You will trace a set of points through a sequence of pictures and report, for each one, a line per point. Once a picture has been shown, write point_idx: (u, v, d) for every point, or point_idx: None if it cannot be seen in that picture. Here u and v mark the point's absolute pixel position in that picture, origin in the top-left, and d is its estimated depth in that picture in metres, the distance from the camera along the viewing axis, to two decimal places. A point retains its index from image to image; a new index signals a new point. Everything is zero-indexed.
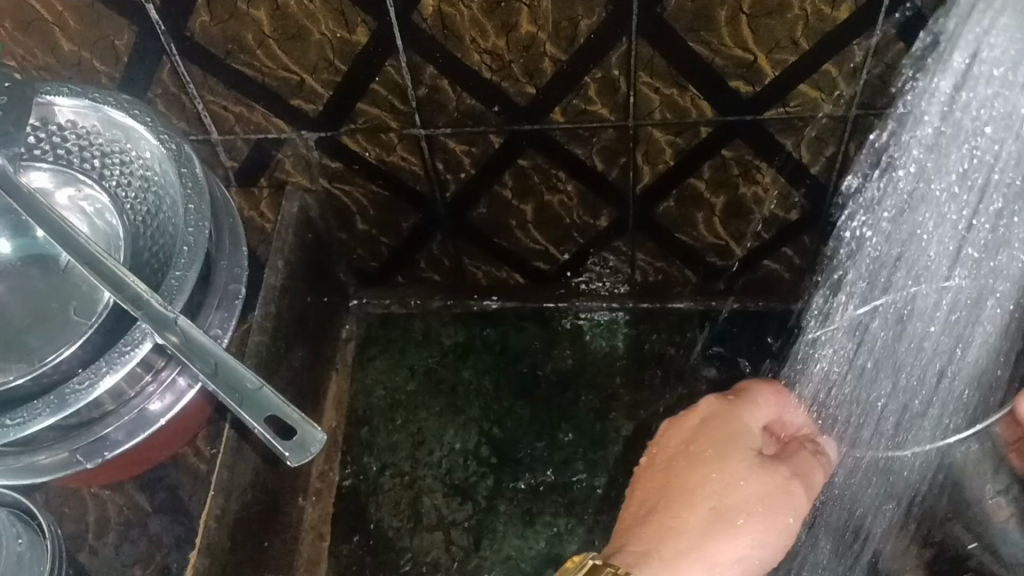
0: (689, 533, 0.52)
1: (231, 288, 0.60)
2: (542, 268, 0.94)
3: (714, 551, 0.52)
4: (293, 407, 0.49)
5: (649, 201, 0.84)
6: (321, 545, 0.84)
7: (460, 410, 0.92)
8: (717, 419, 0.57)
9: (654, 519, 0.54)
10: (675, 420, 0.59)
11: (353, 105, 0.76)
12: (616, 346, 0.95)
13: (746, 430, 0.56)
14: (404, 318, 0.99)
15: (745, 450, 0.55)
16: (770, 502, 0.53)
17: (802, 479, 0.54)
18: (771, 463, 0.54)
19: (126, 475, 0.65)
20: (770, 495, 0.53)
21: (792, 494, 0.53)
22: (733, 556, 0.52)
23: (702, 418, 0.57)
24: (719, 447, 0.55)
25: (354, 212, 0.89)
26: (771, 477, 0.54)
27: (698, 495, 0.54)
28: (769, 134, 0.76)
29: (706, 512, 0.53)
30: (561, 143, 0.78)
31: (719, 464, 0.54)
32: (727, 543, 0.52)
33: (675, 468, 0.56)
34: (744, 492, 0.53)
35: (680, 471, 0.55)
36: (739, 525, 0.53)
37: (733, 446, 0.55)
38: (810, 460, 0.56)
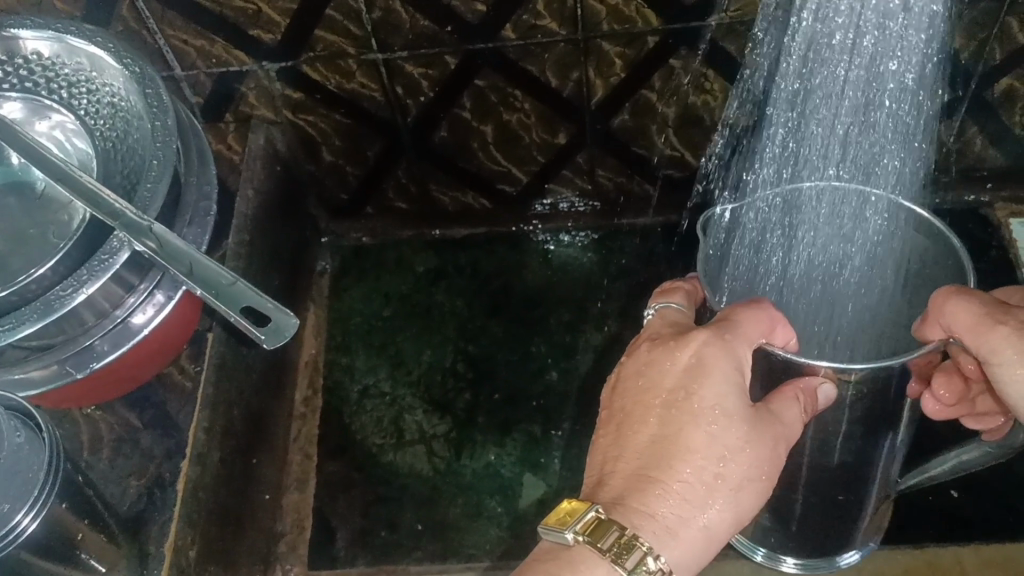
0: (680, 502, 0.46)
1: (202, 205, 0.63)
2: (506, 190, 0.97)
3: (709, 515, 0.47)
4: (266, 297, 0.53)
5: (605, 114, 0.87)
6: (309, 464, 0.88)
7: (435, 331, 0.95)
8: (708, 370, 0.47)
9: (647, 477, 0.46)
10: (654, 353, 0.49)
11: (310, 31, 0.78)
12: (583, 261, 0.99)
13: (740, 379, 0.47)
14: (377, 250, 1.02)
15: (737, 407, 0.47)
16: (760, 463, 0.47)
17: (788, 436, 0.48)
18: (762, 421, 0.47)
19: (116, 393, 0.68)
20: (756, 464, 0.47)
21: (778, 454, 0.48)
22: (720, 519, 0.47)
23: (694, 362, 0.47)
24: (713, 403, 0.46)
25: (320, 143, 0.91)
26: (762, 434, 0.47)
27: (694, 459, 0.46)
28: (713, 41, 0.79)
29: (696, 479, 0.46)
30: (515, 60, 0.81)
31: (710, 417, 0.46)
32: (716, 511, 0.47)
33: (662, 423, 0.47)
34: (733, 461, 0.46)
35: (670, 428, 0.47)
36: (732, 492, 0.47)
37: (727, 401, 0.47)
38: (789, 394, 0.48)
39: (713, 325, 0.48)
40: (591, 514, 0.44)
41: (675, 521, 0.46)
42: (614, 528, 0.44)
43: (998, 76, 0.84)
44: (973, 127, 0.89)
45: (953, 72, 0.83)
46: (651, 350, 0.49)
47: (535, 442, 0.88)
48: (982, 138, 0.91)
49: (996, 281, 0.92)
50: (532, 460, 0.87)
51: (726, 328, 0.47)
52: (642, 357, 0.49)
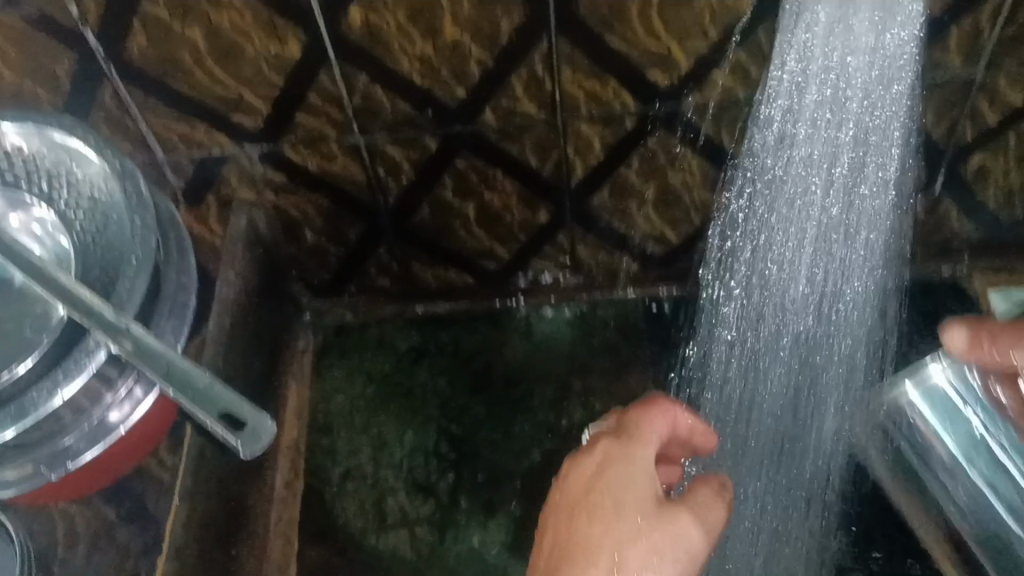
0: None
1: (181, 296, 0.63)
2: (487, 266, 0.98)
3: None
4: (242, 400, 0.54)
5: (584, 193, 0.88)
6: (291, 550, 0.86)
7: (418, 410, 0.94)
8: (614, 468, 0.57)
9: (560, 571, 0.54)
10: (575, 465, 0.59)
11: (291, 116, 0.79)
12: (566, 337, 0.98)
13: (640, 472, 0.57)
14: (359, 326, 1.01)
15: (637, 498, 0.56)
16: (664, 550, 0.55)
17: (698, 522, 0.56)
18: (667, 510, 0.56)
19: (91, 489, 0.66)
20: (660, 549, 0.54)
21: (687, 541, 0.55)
22: None
23: (598, 465, 0.57)
24: (617, 493, 0.56)
25: (302, 223, 0.91)
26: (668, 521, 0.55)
27: (601, 546, 0.54)
28: (691, 121, 0.80)
29: (606, 566, 0.54)
30: (495, 142, 0.82)
31: (610, 510, 0.55)
32: None
33: (574, 518, 0.56)
34: (641, 550, 0.54)
35: (578, 522, 0.56)
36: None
37: (632, 492, 0.56)
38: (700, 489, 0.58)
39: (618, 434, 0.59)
40: None
41: None
42: None
43: (970, 152, 0.85)
44: (947, 200, 0.91)
45: (926, 149, 0.85)
46: (574, 462, 0.60)
47: (519, 523, 0.87)
48: (956, 211, 0.92)
49: None
50: (517, 542, 0.86)
51: (625, 433, 0.59)
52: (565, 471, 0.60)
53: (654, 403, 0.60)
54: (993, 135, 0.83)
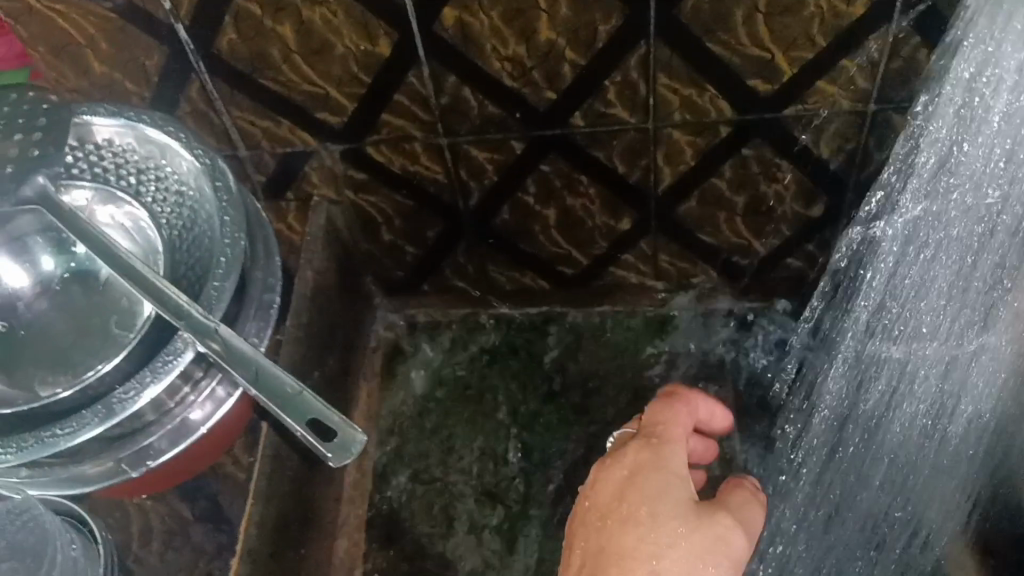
0: None
1: (266, 298, 0.62)
2: (565, 272, 0.95)
3: None
4: (332, 409, 0.50)
5: (671, 202, 0.85)
6: (357, 550, 0.85)
7: (489, 416, 0.93)
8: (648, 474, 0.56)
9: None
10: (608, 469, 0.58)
11: (377, 114, 0.77)
12: (643, 348, 0.96)
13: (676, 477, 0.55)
14: (430, 328, 0.99)
15: (672, 499, 0.54)
16: (708, 555, 0.53)
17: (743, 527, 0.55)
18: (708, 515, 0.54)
19: (168, 485, 0.66)
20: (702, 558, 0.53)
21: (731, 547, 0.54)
22: None
23: (628, 470, 0.56)
24: (650, 503, 0.54)
25: (380, 222, 0.90)
26: (706, 525, 0.53)
27: (637, 557, 0.53)
28: (788, 132, 0.77)
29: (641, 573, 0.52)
30: (582, 147, 0.80)
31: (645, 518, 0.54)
32: None
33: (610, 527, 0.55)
34: (676, 553, 0.52)
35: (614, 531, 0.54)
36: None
37: (666, 496, 0.54)
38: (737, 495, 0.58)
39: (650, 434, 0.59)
40: None
41: None
42: None
43: None
44: None
45: None
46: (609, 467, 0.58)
47: None
48: None
49: None
50: None
51: (654, 439, 0.57)
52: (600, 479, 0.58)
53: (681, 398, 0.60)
54: None
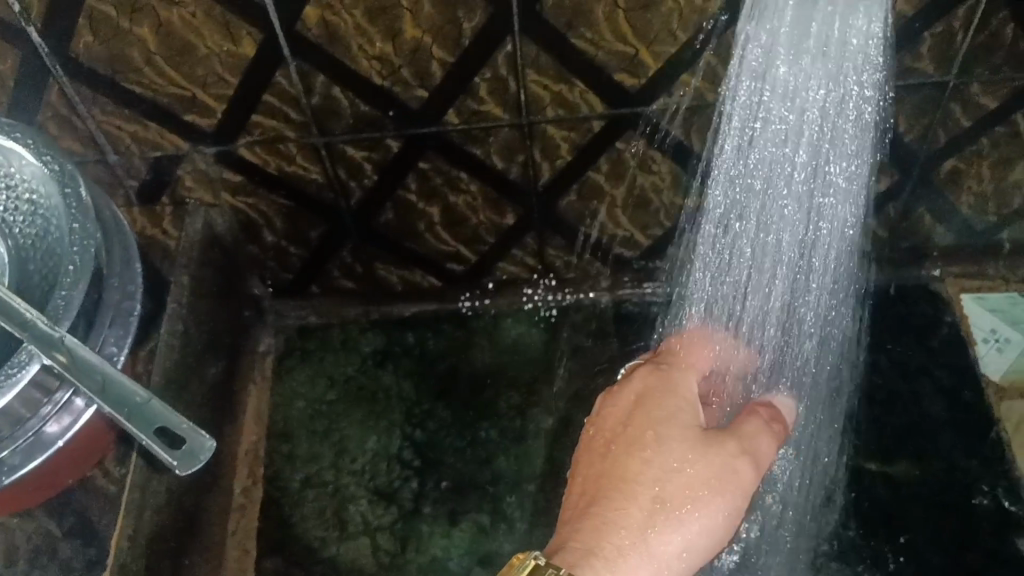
0: (632, 519, 0.53)
1: (125, 305, 0.60)
2: (455, 269, 0.96)
3: (654, 542, 0.52)
4: (179, 416, 0.51)
5: (552, 195, 0.86)
6: (248, 561, 0.84)
7: (381, 415, 0.92)
8: (657, 393, 0.57)
9: (599, 514, 0.53)
10: (612, 395, 0.59)
11: (247, 117, 0.76)
12: (534, 341, 0.96)
13: (686, 402, 0.57)
14: (322, 329, 0.99)
15: (685, 424, 0.55)
16: (711, 486, 0.54)
17: (748, 456, 0.55)
18: (717, 438, 0.55)
19: (35, 501, 0.63)
20: (716, 478, 0.54)
21: (737, 473, 0.54)
22: (674, 548, 0.53)
23: (639, 395, 0.57)
24: (662, 427, 0.55)
25: (261, 224, 0.89)
26: (717, 454, 0.54)
27: (641, 482, 0.54)
28: (659, 125, 0.78)
29: (646, 497, 0.53)
30: (460, 144, 0.80)
31: (655, 439, 0.55)
32: (670, 535, 0.53)
33: (616, 449, 0.56)
34: (690, 479, 0.53)
35: (621, 454, 0.55)
36: (680, 514, 0.53)
37: (679, 419, 0.56)
38: (752, 429, 0.57)
39: (661, 366, 0.59)
40: (529, 561, 0.47)
41: (618, 550, 0.51)
42: (550, 568, 0.47)
43: (945, 157, 0.84)
44: (919, 206, 0.90)
45: (899, 154, 0.84)
46: (611, 393, 0.59)
47: (482, 533, 0.84)
48: (929, 216, 0.91)
49: (952, 358, 0.90)
50: (481, 551, 0.83)
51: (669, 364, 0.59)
52: (604, 403, 0.59)
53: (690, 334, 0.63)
54: (965, 141, 0.82)
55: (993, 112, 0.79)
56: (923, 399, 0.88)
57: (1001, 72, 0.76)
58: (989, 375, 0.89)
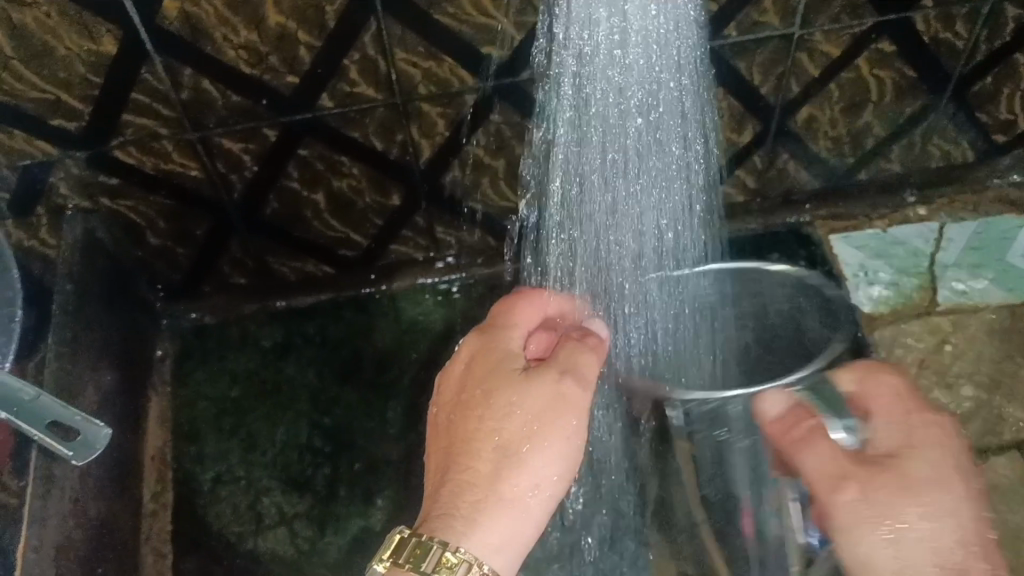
0: (480, 480, 0.54)
1: (6, 314, 0.59)
2: (347, 255, 0.97)
3: (506, 488, 0.54)
4: (72, 408, 0.50)
5: (434, 172, 0.88)
6: (163, 563, 0.83)
7: (288, 406, 0.92)
8: (483, 353, 0.59)
9: (454, 480, 0.55)
10: (447, 372, 0.60)
11: (116, 117, 0.75)
12: (433, 318, 0.98)
13: (508, 351, 0.59)
14: (220, 328, 0.99)
15: (510, 373, 0.57)
16: (547, 417, 0.56)
17: (572, 375, 0.57)
18: (536, 372, 0.57)
19: None
20: (546, 410, 0.56)
21: (565, 397, 0.56)
22: (528, 485, 0.55)
23: (469, 359, 0.59)
24: (492, 377, 0.57)
25: (144, 227, 0.88)
26: (539, 389, 0.56)
27: (483, 436, 0.55)
28: (529, 95, 0.81)
29: (490, 449, 0.55)
30: (337, 128, 0.81)
31: (486, 401, 0.56)
32: (518, 474, 0.55)
33: (456, 418, 0.57)
34: (524, 418, 0.56)
35: (460, 419, 0.57)
36: (526, 453, 0.55)
37: (502, 367, 0.58)
38: (577, 348, 0.59)
39: (482, 328, 0.61)
40: (395, 538, 0.52)
41: (470, 508, 0.54)
42: (414, 539, 0.51)
43: (799, 106, 0.89)
44: (783, 153, 0.95)
45: (758, 106, 0.89)
46: (446, 371, 0.61)
47: (399, 508, 0.85)
48: (793, 163, 0.97)
49: None
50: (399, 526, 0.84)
51: (493, 325, 0.61)
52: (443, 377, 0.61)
53: (519, 296, 0.62)
54: (816, 89, 0.88)
55: (836, 59, 0.85)
56: None
57: (840, 20, 0.81)
58: (862, 307, 0.95)
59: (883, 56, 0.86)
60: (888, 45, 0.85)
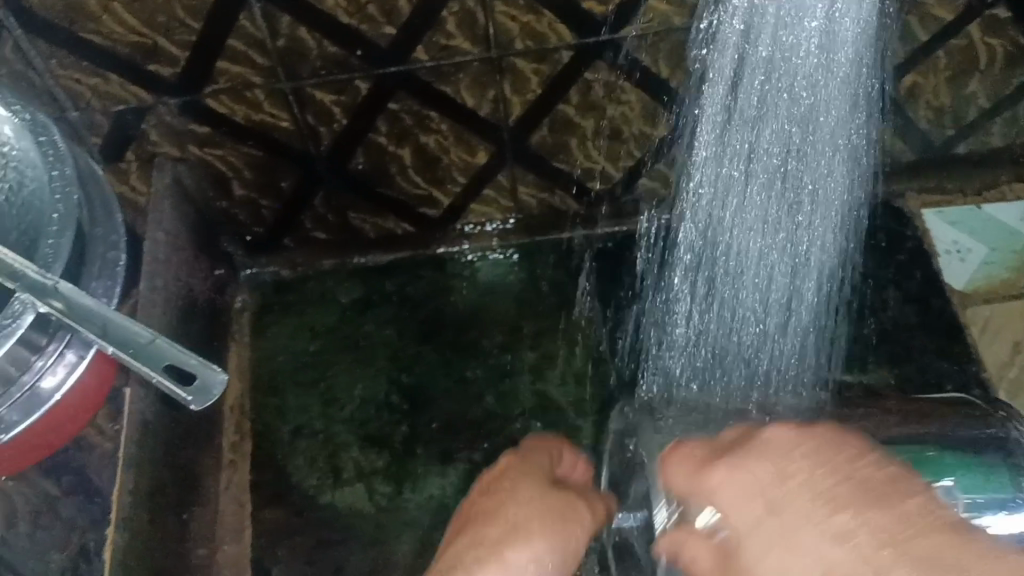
0: (481, 546, 0.54)
1: (111, 256, 0.59)
2: (428, 214, 0.96)
3: (510, 555, 0.53)
4: (188, 352, 0.50)
5: (523, 131, 0.86)
6: (243, 513, 0.83)
7: (366, 363, 0.92)
8: (511, 473, 0.62)
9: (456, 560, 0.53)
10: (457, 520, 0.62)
11: (211, 64, 0.75)
12: (512, 281, 0.97)
13: (520, 485, 0.60)
14: (299, 283, 0.99)
15: (535, 479, 0.61)
16: (562, 524, 0.55)
17: (591, 508, 0.58)
18: (554, 491, 0.59)
19: (29, 462, 0.61)
20: (562, 508, 0.57)
21: (579, 509, 0.57)
22: (526, 558, 0.53)
23: (497, 482, 0.62)
24: (520, 483, 0.60)
25: (231, 177, 0.88)
26: (554, 497, 0.58)
27: (495, 520, 0.56)
28: (626, 53, 0.79)
29: (499, 525, 0.55)
30: (429, 81, 0.80)
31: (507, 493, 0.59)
32: (522, 547, 0.53)
33: (473, 518, 0.58)
34: (532, 508, 0.56)
35: (482, 509, 0.59)
36: (523, 529, 0.54)
37: (531, 479, 0.60)
38: (598, 498, 0.60)
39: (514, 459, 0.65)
40: None
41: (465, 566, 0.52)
42: None
43: (903, 73, 0.86)
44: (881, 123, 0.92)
45: None
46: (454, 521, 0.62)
47: (477, 468, 0.85)
48: (890, 133, 0.93)
49: (918, 268, 0.93)
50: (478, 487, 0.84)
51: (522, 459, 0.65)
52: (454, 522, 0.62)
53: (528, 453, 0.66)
54: (923, 56, 0.84)
55: (948, 25, 0.81)
56: (891, 309, 0.90)
57: None
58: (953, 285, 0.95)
59: (996, 23, 0.82)
60: (1004, 11, 0.81)
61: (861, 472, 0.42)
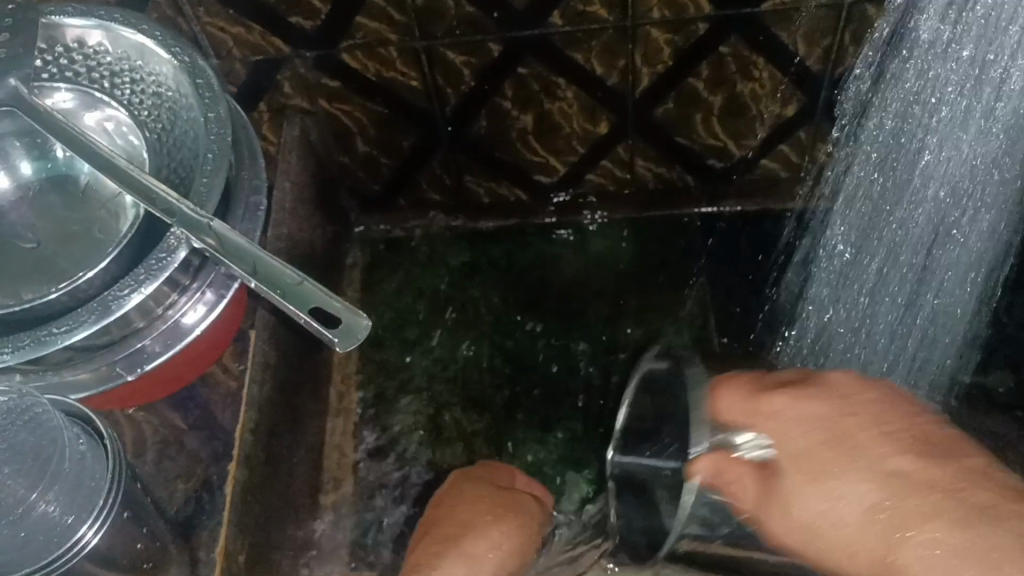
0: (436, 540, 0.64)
1: (254, 200, 0.60)
2: (542, 181, 0.95)
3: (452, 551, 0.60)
4: (335, 296, 0.50)
5: (647, 104, 0.85)
6: (346, 462, 0.85)
7: (471, 326, 0.93)
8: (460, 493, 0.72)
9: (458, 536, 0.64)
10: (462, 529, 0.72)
11: (351, 19, 0.75)
12: (620, 254, 0.96)
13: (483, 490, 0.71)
14: (409, 242, 1.00)
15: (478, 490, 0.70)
16: (488, 511, 0.66)
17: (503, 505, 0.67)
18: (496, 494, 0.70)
19: (161, 394, 0.63)
20: (498, 503, 0.67)
21: (513, 505, 0.67)
22: (479, 546, 0.61)
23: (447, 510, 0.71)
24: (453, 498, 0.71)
25: (355, 133, 0.89)
26: (491, 497, 0.69)
27: (495, 512, 0.66)
28: (764, 28, 0.77)
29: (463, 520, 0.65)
30: (561, 48, 0.79)
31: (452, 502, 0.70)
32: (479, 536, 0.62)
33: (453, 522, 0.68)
34: (484, 507, 0.67)
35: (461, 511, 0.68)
36: (459, 530, 0.63)
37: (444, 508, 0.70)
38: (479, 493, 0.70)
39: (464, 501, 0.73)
40: None
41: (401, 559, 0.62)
42: None
43: None
44: None
45: None
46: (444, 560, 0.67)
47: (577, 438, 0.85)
48: None
49: None
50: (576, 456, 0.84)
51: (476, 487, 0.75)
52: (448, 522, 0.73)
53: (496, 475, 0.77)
54: None
55: None
56: None
57: None
58: None
59: None
60: None
61: (961, 449, 0.37)
